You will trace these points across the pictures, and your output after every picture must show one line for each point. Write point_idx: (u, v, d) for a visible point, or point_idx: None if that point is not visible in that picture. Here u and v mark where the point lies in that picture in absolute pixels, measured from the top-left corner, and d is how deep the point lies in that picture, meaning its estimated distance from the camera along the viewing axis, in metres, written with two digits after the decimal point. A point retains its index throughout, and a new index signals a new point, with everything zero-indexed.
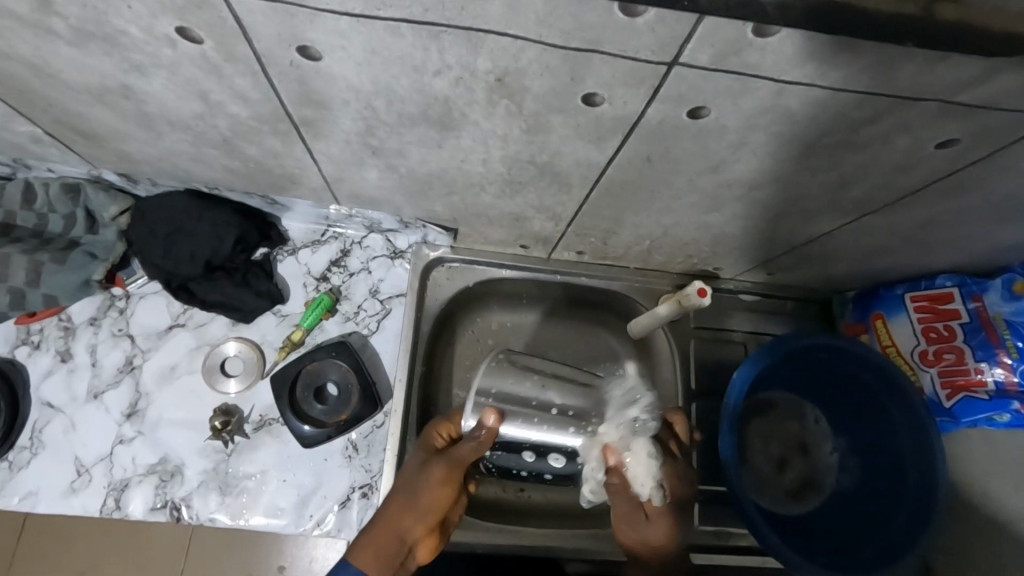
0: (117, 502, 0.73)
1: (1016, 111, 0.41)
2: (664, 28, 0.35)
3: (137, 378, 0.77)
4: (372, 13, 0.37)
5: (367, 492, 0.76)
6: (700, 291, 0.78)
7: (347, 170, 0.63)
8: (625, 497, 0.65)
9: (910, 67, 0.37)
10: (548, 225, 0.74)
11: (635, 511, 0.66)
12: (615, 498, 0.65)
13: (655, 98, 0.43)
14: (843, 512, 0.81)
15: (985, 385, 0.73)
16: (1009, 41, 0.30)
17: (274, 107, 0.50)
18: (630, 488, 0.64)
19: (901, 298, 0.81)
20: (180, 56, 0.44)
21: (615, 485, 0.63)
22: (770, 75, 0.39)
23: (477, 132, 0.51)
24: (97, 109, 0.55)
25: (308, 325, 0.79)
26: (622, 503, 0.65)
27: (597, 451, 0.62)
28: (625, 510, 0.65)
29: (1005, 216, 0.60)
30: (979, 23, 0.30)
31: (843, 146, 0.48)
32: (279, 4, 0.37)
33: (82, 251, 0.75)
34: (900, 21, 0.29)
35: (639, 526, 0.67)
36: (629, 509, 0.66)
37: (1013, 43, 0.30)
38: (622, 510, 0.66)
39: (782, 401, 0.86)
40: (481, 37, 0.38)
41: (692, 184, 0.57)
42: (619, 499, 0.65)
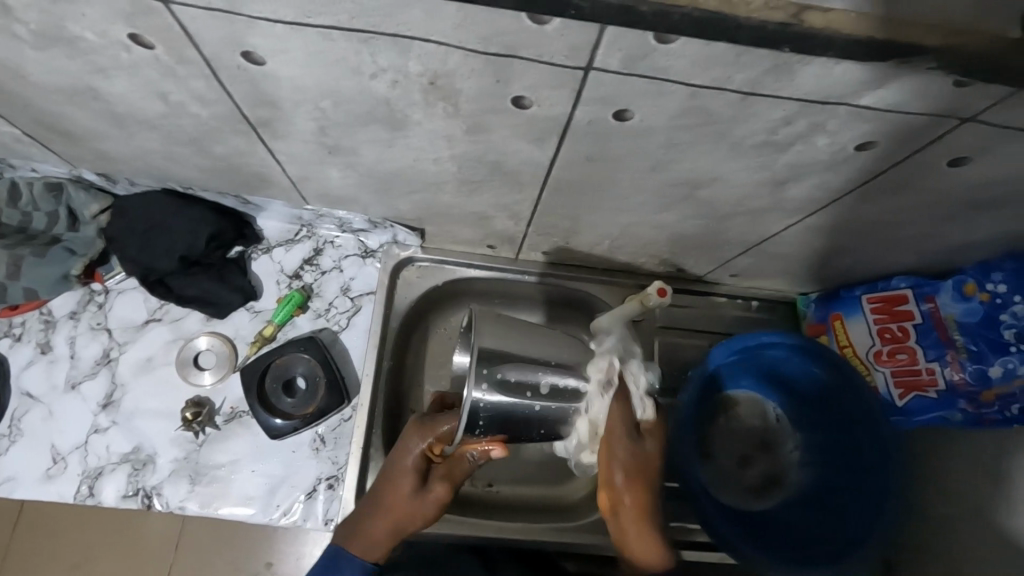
0: (90, 489, 0.75)
1: (921, 114, 0.43)
2: (572, 34, 0.38)
3: (113, 370, 0.80)
4: (304, 19, 0.39)
5: (333, 483, 0.79)
6: (661, 290, 0.81)
7: (310, 169, 0.66)
8: (622, 409, 0.65)
9: (808, 71, 0.39)
10: (511, 224, 0.76)
11: (629, 434, 0.65)
12: (619, 409, 0.64)
13: (579, 100, 0.45)
14: (803, 508, 0.82)
15: (935, 384, 0.75)
16: (877, 47, 0.33)
17: (230, 108, 0.53)
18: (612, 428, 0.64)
19: (859, 299, 0.83)
20: (137, 59, 0.47)
21: (620, 398, 0.64)
22: (681, 78, 0.41)
23: (423, 132, 0.53)
24: (70, 109, 0.58)
25: (279, 321, 0.82)
26: (621, 421, 0.64)
27: (605, 365, 0.65)
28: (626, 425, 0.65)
29: (945, 216, 0.62)
30: (846, 29, 0.32)
31: (770, 147, 0.50)
32: (218, 12, 0.40)
33: (62, 248, 0.78)
34: (772, 27, 0.32)
35: (631, 453, 0.65)
36: (625, 433, 0.65)
37: (879, 48, 0.32)
38: (618, 434, 0.64)
39: (743, 398, 0.87)
40: (408, 42, 0.41)
41: (637, 183, 0.59)
42: (620, 407, 0.64)
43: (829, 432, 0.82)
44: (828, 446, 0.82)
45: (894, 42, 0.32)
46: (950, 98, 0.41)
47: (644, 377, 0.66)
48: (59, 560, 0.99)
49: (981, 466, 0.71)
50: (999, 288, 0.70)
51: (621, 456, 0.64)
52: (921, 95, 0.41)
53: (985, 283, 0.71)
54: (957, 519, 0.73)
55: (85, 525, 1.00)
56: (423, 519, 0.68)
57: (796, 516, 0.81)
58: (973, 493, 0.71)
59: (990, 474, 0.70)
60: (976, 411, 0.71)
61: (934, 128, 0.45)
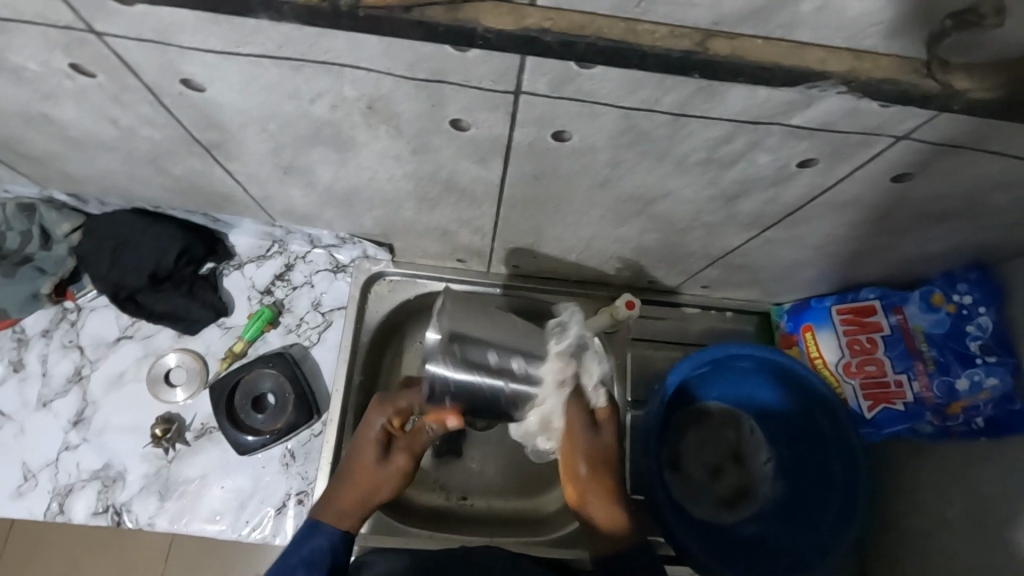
0: (60, 506, 0.76)
1: (856, 133, 0.43)
2: (494, 61, 0.38)
3: (84, 388, 0.81)
4: (233, 49, 0.40)
5: (303, 498, 0.79)
6: (629, 303, 0.82)
7: (270, 187, 0.66)
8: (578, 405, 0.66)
9: (733, 94, 0.39)
10: (475, 239, 0.76)
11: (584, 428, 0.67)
12: (574, 405, 0.66)
13: (515, 122, 0.46)
14: (776, 521, 0.81)
15: (904, 397, 0.74)
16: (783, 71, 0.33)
17: (181, 131, 0.54)
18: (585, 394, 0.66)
19: (828, 310, 0.82)
20: (82, 86, 0.48)
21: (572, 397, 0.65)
22: (610, 100, 0.42)
23: (371, 153, 0.54)
24: (28, 133, 0.59)
25: (250, 336, 0.83)
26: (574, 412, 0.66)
27: (560, 365, 0.61)
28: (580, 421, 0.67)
29: (904, 228, 0.61)
30: (751, 56, 0.33)
31: (711, 165, 0.50)
32: (148, 42, 0.40)
33: (32, 267, 0.79)
34: (678, 55, 0.32)
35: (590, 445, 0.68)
36: (582, 424, 0.67)
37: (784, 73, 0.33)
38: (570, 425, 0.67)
39: (716, 411, 0.87)
40: (338, 69, 0.41)
41: (589, 198, 0.59)
42: (573, 404, 0.66)
43: (801, 445, 0.82)
44: (800, 458, 0.82)
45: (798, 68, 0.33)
46: (882, 118, 0.41)
47: (598, 368, 0.66)
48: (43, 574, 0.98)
49: (951, 478, 0.70)
50: (965, 299, 0.70)
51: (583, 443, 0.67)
52: (853, 115, 0.41)
53: (952, 293, 0.71)
54: (927, 532, 0.72)
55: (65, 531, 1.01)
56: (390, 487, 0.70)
57: (765, 530, 0.81)
58: (943, 505, 0.71)
59: (959, 487, 0.69)
60: (942, 424, 0.70)
61: (871, 145, 0.45)
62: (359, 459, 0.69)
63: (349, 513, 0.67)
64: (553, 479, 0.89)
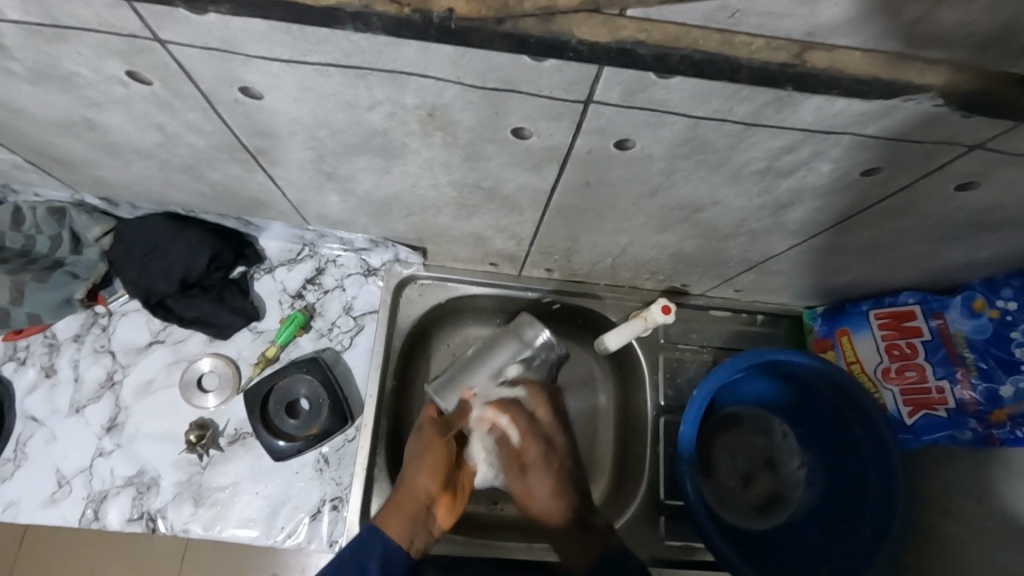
0: (95, 513, 0.76)
1: (930, 142, 0.43)
2: (570, 71, 0.37)
3: (117, 394, 0.80)
4: (300, 57, 0.39)
5: (337, 504, 0.78)
6: (665, 308, 0.81)
7: (308, 193, 0.65)
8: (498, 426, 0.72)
9: (813, 104, 0.38)
10: (510, 244, 0.75)
11: (524, 429, 0.73)
12: (519, 414, 0.72)
13: (579, 131, 0.45)
14: (810, 529, 0.81)
15: (945, 403, 0.73)
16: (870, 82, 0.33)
17: (228, 138, 0.53)
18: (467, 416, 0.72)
19: (865, 315, 0.81)
20: (134, 94, 0.47)
21: (509, 417, 0.72)
22: (682, 110, 0.41)
23: (420, 160, 0.53)
24: (70, 141, 0.58)
25: (282, 341, 0.82)
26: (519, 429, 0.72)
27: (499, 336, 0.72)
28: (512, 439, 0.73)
29: (955, 235, 0.60)
30: (841, 68, 0.33)
31: (770, 174, 0.49)
32: (213, 51, 0.39)
33: (64, 271, 0.78)
34: (775, 67, 0.32)
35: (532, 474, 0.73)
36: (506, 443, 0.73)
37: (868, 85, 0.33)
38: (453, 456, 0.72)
39: (747, 416, 0.87)
40: (404, 77, 0.40)
41: (637, 206, 0.59)
42: (504, 427, 0.72)
43: (833, 450, 0.82)
44: (834, 464, 0.82)
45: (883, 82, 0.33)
46: (960, 129, 0.41)
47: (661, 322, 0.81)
48: None
49: (992, 486, 0.70)
50: (1009, 305, 0.70)
51: (534, 464, 0.72)
52: (930, 126, 0.40)
53: (995, 299, 0.71)
54: (963, 541, 0.72)
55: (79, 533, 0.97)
56: (435, 484, 0.70)
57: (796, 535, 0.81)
58: (983, 513, 0.70)
59: (1002, 494, 0.69)
60: (986, 430, 0.70)
61: (941, 155, 0.44)
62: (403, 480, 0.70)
63: (403, 524, 0.66)
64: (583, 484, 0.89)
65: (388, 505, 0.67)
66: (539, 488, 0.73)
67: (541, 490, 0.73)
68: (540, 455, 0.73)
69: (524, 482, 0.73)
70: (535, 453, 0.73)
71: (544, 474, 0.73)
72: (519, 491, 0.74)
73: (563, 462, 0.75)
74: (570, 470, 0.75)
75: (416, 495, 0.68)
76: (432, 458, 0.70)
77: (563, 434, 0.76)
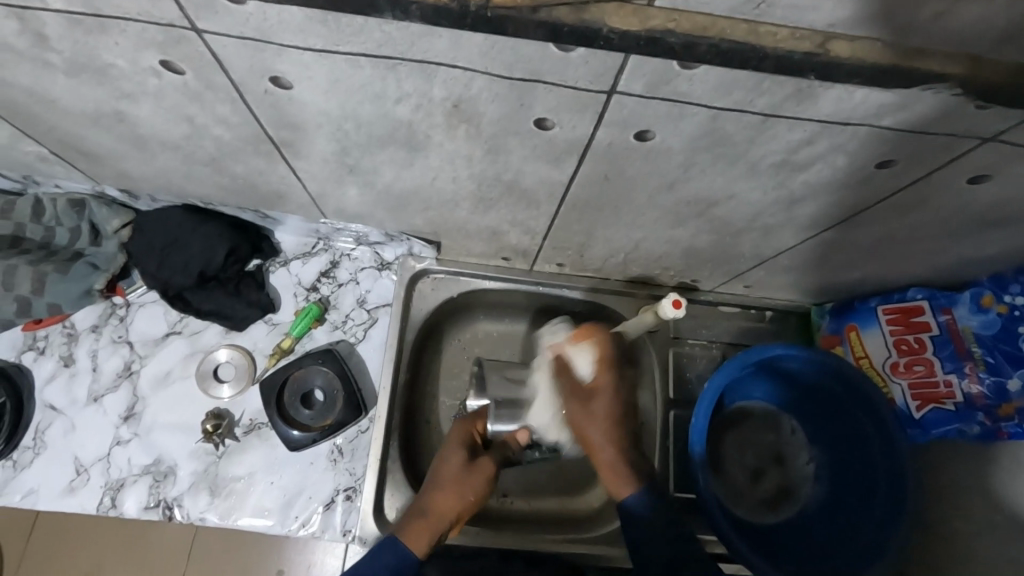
0: (112, 501, 0.77)
1: (944, 134, 0.43)
2: (597, 62, 0.39)
3: (134, 383, 0.81)
4: (333, 47, 0.40)
5: (351, 494, 0.79)
6: (675, 304, 0.76)
7: (328, 186, 0.66)
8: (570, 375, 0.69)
9: (832, 95, 0.39)
10: (525, 239, 0.76)
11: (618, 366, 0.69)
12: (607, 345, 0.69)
13: (601, 123, 0.46)
14: (818, 523, 0.82)
15: (953, 397, 0.74)
16: (891, 72, 0.34)
17: (254, 130, 0.54)
18: (572, 367, 0.69)
19: (874, 311, 0.82)
20: (166, 84, 0.48)
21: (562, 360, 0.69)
22: (703, 102, 0.42)
23: (442, 152, 0.54)
24: (97, 132, 0.59)
25: (297, 333, 0.83)
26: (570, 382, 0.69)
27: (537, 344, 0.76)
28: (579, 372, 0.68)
29: (966, 230, 0.61)
30: (862, 57, 0.34)
31: (786, 167, 0.50)
32: (248, 40, 0.41)
33: (85, 262, 0.79)
34: (798, 57, 0.33)
35: (586, 404, 0.68)
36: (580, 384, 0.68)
37: (888, 74, 0.34)
38: (573, 393, 0.68)
39: (756, 411, 0.88)
40: (433, 68, 0.41)
41: (653, 200, 0.60)
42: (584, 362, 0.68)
43: (841, 446, 0.83)
44: (842, 459, 0.83)
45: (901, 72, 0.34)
46: (974, 121, 0.42)
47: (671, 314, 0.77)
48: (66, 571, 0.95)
49: (1000, 480, 0.71)
50: (1017, 300, 0.70)
51: (601, 390, 0.68)
52: (946, 118, 0.41)
53: (1002, 295, 0.71)
54: (970, 534, 0.73)
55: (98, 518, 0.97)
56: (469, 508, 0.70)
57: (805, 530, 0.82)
58: (991, 507, 0.71)
59: (1011, 488, 0.69)
60: (994, 424, 0.70)
61: (954, 148, 0.45)
62: (446, 495, 0.68)
63: (431, 539, 0.67)
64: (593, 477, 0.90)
65: (416, 516, 0.67)
66: (596, 435, 0.68)
67: (593, 427, 0.67)
68: (611, 386, 0.67)
69: (577, 409, 0.68)
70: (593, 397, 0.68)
71: (602, 408, 0.67)
72: (578, 418, 0.68)
73: (617, 401, 0.69)
74: (632, 424, 0.70)
75: (441, 511, 0.67)
76: (478, 486, 0.69)
77: (620, 378, 0.70)
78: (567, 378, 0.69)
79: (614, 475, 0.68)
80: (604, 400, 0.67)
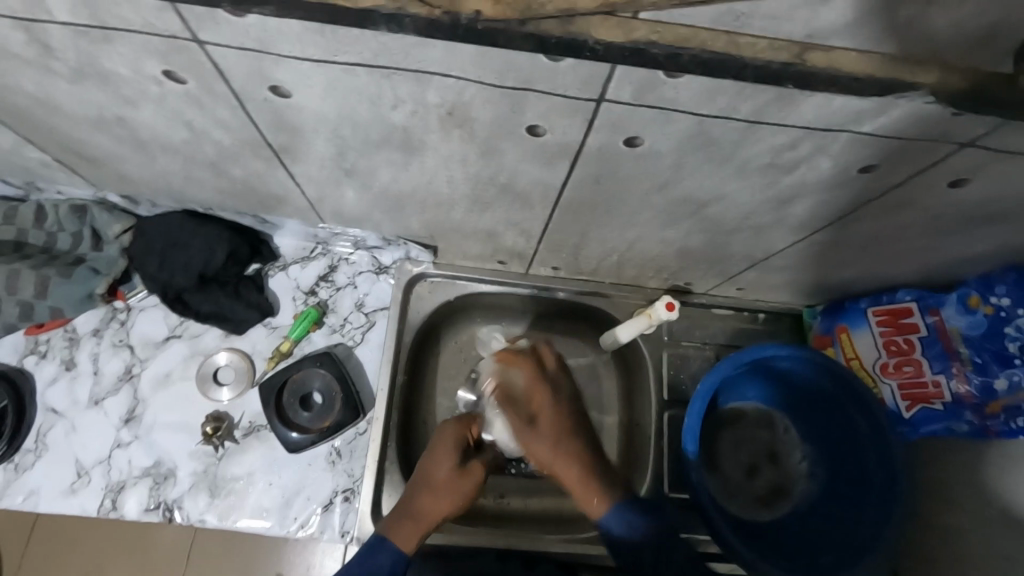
0: (113, 503, 0.78)
1: (923, 138, 0.45)
2: (585, 70, 0.40)
3: (135, 386, 0.82)
4: (330, 56, 0.42)
5: (349, 495, 0.80)
6: (668, 305, 0.80)
7: (327, 189, 0.68)
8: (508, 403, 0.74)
9: (813, 102, 0.41)
10: (520, 241, 0.77)
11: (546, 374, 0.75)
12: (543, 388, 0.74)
13: (590, 128, 0.47)
14: (812, 518, 0.83)
15: (941, 397, 0.75)
16: (864, 80, 0.36)
17: (254, 135, 0.55)
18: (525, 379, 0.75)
19: (864, 312, 0.83)
20: (168, 91, 0.49)
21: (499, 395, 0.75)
22: (689, 107, 0.43)
23: (437, 156, 0.55)
24: (101, 137, 0.61)
25: (296, 336, 0.84)
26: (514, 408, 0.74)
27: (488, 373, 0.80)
28: (515, 391, 0.75)
29: (951, 231, 0.63)
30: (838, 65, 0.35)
31: (772, 169, 0.52)
32: (248, 50, 0.42)
33: (86, 267, 0.80)
34: (777, 66, 0.35)
35: (536, 433, 0.72)
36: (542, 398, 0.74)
37: (862, 82, 0.36)
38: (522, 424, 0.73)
39: (750, 411, 0.89)
40: (428, 76, 0.43)
41: (643, 201, 0.61)
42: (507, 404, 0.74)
43: (834, 444, 0.84)
44: (835, 456, 0.84)
45: (875, 79, 0.36)
46: (951, 125, 0.43)
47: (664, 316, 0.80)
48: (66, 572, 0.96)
49: (990, 478, 0.72)
50: (1003, 301, 0.71)
51: (530, 434, 0.72)
52: (923, 123, 0.43)
53: (988, 296, 0.72)
54: (963, 531, 0.74)
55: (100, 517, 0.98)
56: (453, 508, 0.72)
57: (799, 527, 0.83)
58: (981, 504, 0.72)
59: (1001, 484, 0.70)
60: (981, 422, 0.71)
61: (934, 151, 0.47)
62: (436, 495, 0.70)
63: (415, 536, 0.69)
64: None
65: (404, 513, 0.69)
66: (545, 449, 0.72)
67: (542, 451, 0.72)
68: (548, 405, 0.73)
69: (524, 436, 0.72)
70: (524, 426, 0.73)
71: (547, 434, 0.72)
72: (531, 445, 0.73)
73: (563, 414, 0.73)
74: (583, 436, 0.73)
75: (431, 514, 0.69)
76: (465, 490, 0.71)
77: (569, 386, 0.76)
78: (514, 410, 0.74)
79: (585, 489, 0.70)
80: (547, 425, 0.72)
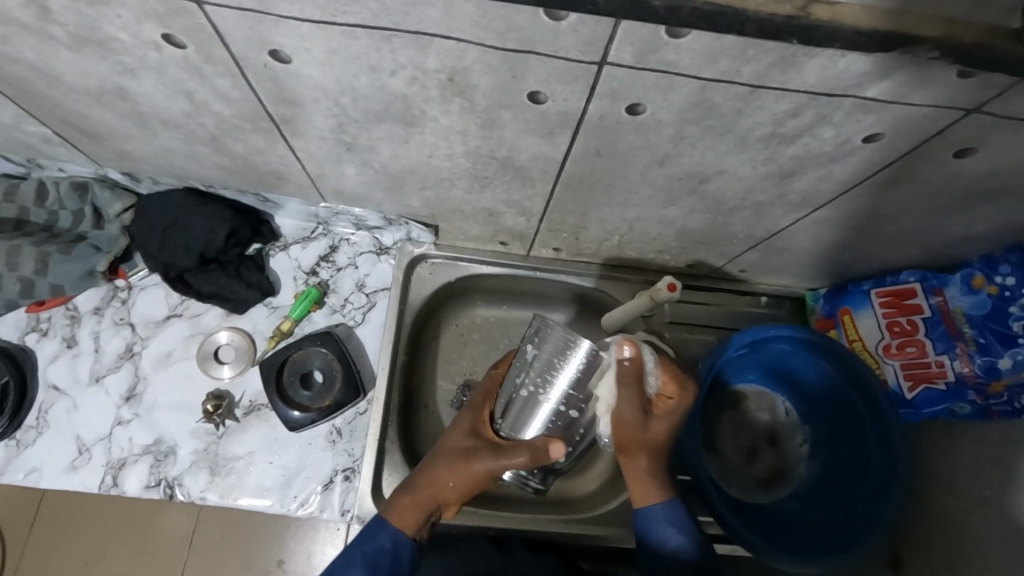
0: (114, 480, 0.78)
1: (928, 105, 0.45)
2: (586, 30, 0.40)
3: (136, 364, 0.83)
4: (329, 18, 0.41)
5: (349, 475, 0.80)
6: (671, 286, 0.77)
7: (328, 165, 0.67)
8: (636, 376, 0.65)
9: (816, 64, 0.41)
10: (521, 221, 0.77)
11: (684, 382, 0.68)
12: (637, 397, 0.65)
13: (591, 95, 0.47)
14: (810, 501, 0.83)
15: (944, 377, 0.74)
16: (863, 35, 0.36)
17: (254, 106, 0.55)
18: (637, 378, 0.65)
19: (867, 294, 0.83)
20: (166, 58, 0.49)
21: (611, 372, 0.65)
22: (691, 71, 0.43)
23: (438, 128, 0.55)
24: (100, 110, 0.61)
25: (297, 316, 0.84)
26: (637, 404, 0.65)
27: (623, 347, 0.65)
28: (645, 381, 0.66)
29: (958, 208, 0.62)
30: (838, 21, 0.36)
31: (773, 140, 0.51)
32: (247, 12, 0.42)
33: (87, 244, 0.80)
34: (778, 20, 0.35)
35: (644, 422, 0.66)
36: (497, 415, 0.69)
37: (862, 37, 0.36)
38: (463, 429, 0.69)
39: (752, 393, 0.89)
40: (427, 39, 0.42)
41: (644, 176, 0.61)
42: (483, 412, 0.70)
43: (834, 428, 0.83)
44: (834, 440, 0.83)
45: (874, 34, 0.36)
46: (957, 90, 0.43)
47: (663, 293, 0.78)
48: (72, 560, 0.96)
49: (989, 459, 0.71)
50: (1008, 281, 0.70)
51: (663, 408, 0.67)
52: (928, 86, 0.42)
53: (993, 276, 0.71)
54: (970, 514, 0.72)
55: (101, 498, 0.98)
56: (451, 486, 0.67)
57: (800, 509, 0.83)
58: (983, 485, 0.71)
59: (1006, 467, 0.69)
60: (984, 402, 0.71)
61: (938, 120, 0.46)
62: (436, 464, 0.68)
63: (415, 512, 0.66)
64: (582, 466, 0.86)
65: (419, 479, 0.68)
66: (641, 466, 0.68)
67: (632, 435, 0.67)
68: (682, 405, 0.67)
69: (634, 420, 0.66)
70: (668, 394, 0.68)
71: (660, 422, 0.67)
72: (629, 443, 0.67)
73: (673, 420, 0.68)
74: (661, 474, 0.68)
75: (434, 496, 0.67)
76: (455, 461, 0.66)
77: (660, 425, 0.67)
78: (627, 396, 0.65)
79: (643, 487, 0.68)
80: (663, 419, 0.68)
